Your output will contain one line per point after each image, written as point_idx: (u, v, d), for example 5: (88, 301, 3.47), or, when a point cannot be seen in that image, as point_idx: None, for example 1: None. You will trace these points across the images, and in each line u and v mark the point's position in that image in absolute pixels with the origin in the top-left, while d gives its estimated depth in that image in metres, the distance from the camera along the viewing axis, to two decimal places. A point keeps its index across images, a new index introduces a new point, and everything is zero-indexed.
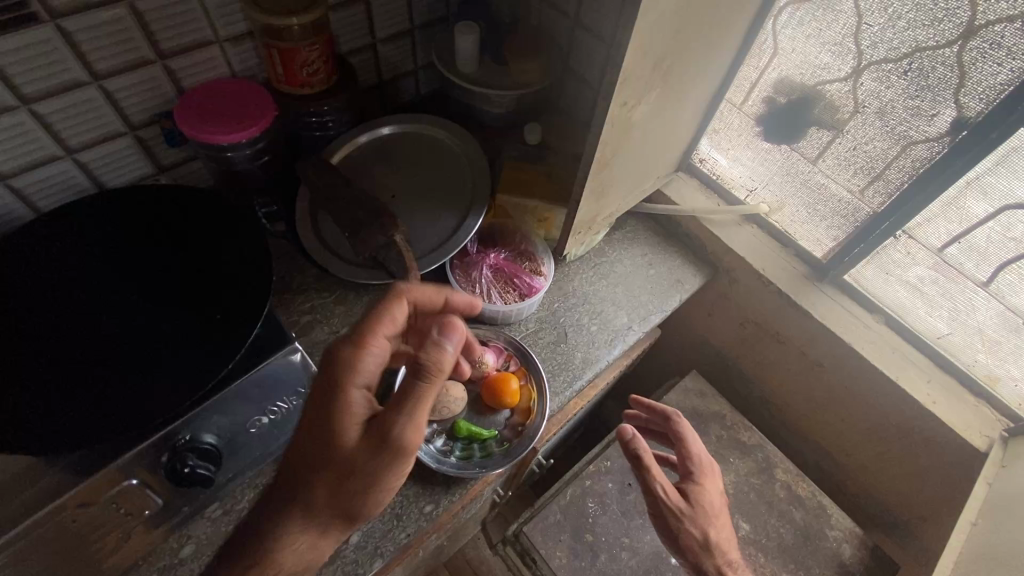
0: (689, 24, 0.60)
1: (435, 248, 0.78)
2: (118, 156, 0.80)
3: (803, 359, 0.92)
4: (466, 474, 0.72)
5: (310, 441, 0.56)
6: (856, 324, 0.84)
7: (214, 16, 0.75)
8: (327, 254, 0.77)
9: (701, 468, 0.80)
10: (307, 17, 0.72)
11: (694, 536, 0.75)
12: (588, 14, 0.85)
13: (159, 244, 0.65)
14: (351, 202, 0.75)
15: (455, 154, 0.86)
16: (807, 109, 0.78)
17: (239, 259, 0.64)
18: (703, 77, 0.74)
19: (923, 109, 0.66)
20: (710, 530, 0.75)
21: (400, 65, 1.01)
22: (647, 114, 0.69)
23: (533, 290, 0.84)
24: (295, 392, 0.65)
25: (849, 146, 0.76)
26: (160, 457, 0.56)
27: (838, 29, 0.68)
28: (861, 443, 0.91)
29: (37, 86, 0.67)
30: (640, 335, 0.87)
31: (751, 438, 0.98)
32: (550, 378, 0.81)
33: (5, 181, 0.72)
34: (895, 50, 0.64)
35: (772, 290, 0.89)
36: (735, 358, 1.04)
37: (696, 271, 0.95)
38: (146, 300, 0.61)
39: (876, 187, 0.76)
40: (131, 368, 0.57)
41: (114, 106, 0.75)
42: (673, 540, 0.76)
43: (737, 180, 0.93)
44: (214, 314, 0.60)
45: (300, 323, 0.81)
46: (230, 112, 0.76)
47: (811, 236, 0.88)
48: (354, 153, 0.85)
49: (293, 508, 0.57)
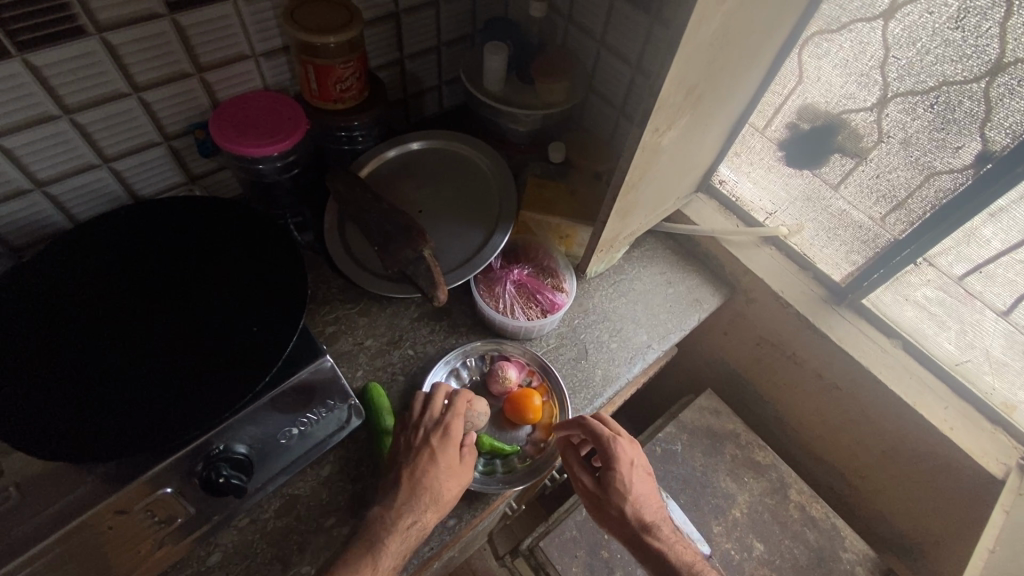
0: (722, 54, 0.61)
1: (463, 264, 0.79)
2: (151, 165, 0.81)
3: (819, 381, 0.93)
4: (488, 490, 0.73)
5: (443, 450, 0.68)
6: (874, 348, 0.85)
7: (252, 32, 0.77)
8: (354, 267, 0.79)
9: (619, 450, 0.75)
10: (344, 36, 0.74)
11: (612, 513, 0.76)
12: (614, 37, 0.86)
13: (195, 255, 0.67)
14: (382, 217, 0.77)
15: (482, 170, 0.88)
16: (831, 136, 0.79)
17: (275, 272, 0.65)
18: (730, 103, 0.75)
19: (948, 141, 0.68)
20: (628, 506, 0.75)
21: (425, 80, 1.03)
22: (676, 139, 0.71)
23: (555, 306, 0.85)
24: (325, 404, 0.66)
25: (873, 174, 0.78)
26: (195, 466, 0.57)
27: (866, 61, 0.70)
28: (875, 466, 0.92)
29: (80, 97, 0.69)
30: (659, 353, 0.88)
31: (766, 458, 0.98)
32: (571, 395, 0.82)
33: (42, 187, 0.73)
34: (922, 83, 0.66)
35: (790, 312, 0.90)
36: (749, 378, 1.05)
37: (714, 291, 0.96)
38: (183, 310, 0.62)
39: (898, 215, 0.78)
40: (169, 378, 0.58)
41: (151, 117, 0.76)
42: (600, 515, 0.77)
43: (757, 202, 0.94)
44: (250, 326, 0.61)
45: (324, 334, 0.82)
46: (264, 126, 0.77)
47: (830, 259, 0.89)
48: (382, 167, 0.87)
49: (426, 503, 0.65)
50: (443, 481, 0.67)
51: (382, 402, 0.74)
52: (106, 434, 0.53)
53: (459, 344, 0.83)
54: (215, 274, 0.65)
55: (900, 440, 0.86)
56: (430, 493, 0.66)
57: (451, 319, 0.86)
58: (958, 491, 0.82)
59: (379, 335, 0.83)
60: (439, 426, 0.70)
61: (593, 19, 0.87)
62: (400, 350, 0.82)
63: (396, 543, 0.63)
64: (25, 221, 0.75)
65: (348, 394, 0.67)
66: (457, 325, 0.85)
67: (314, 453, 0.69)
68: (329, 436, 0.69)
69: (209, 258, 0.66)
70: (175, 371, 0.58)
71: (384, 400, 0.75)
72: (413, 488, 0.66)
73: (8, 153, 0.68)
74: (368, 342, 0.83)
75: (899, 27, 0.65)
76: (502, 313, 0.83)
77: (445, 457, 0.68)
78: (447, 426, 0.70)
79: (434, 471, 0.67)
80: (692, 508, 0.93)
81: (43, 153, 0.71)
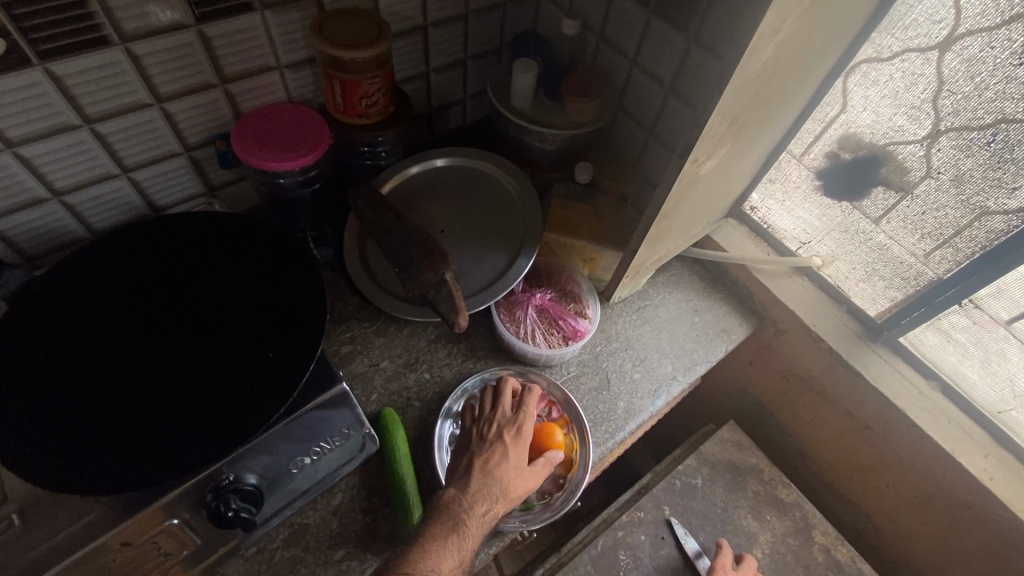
0: (768, 84, 0.58)
1: (485, 288, 0.76)
2: (171, 175, 0.80)
3: (849, 420, 0.89)
4: (504, 527, 0.70)
5: (516, 446, 0.70)
6: (910, 390, 0.81)
7: (279, 44, 0.75)
8: (373, 287, 0.76)
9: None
10: (373, 51, 0.72)
11: None
12: (648, 57, 0.84)
13: (212, 274, 0.65)
14: (404, 237, 0.74)
15: (507, 190, 0.85)
16: (874, 168, 0.76)
17: (293, 295, 0.63)
18: (770, 131, 0.72)
19: (1004, 181, 0.65)
20: None
21: (450, 94, 1.01)
22: (713, 169, 0.68)
23: (578, 333, 0.82)
24: (340, 433, 0.63)
25: (918, 210, 0.74)
26: (204, 496, 0.55)
27: (918, 93, 0.67)
28: (906, 511, 0.88)
29: (101, 106, 0.67)
30: (684, 385, 0.85)
31: (790, 496, 0.95)
32: (592, 428, 0.79)
33: (60, 196, 0.72)
34: (978, 119, 0.63)
35: (822, 347, 0.86)
36: (773, 410, 1.02)
37: (742, 321, 0.92)
38: (198, 332, 0.60)
39: (944, 253, 0.74)
40: (181, 405, 0.56)
41: (173, 128, 0.75)
42: None
43: (790, 231, 0.91)
44: (266, 352, 0.59)
45: (340, 353, 0.80)
46: (287, 139, 0.75)
47: (866, 294, 0.86)
48: (405, 184, 0.85)
49: (500, 493, 0.66)
50: (513, 477, 0.68)
51: (397, 428, 0.72)
52: (114, 463, 0.51)
53: (477, 370, 0.81)
54: (232, 295, 0.63)
55: (935, 487, 0.82)
56: (502, 487, 0.67)
57: (470, 342, 0.83)
58: (996, 545, 0.78)
59: (395, 356, 0.81)
60: (510, 422, 0.72)
61: (627, 38, 0.85)
62: (416, 373, 0.80)
63: (473, 528, 0.62)
64: (42, 230, 0.74)
65: (363, 422, 0.65)
66: (476, 349, 0.83)
67: (326, 481, 0.67)
68: (342, 464, 0.67)
69: (227, 278, 0.65)
70: (188, 397, 0.56)
71: (398, 425, 0.72)
72: (485, 476, 0.67)
73: (27, 162, 0.67)
74: (383, 363, 0.80)
75: (957, 60, 0.62)
76: (523, 339, 0.81)
77: (517, 452, 0.70)
78: (520, 424, 0.72)
79: (506, 464, 0.68)
80: (711, 547, 0.90)
81: (63, 162, 0.69)
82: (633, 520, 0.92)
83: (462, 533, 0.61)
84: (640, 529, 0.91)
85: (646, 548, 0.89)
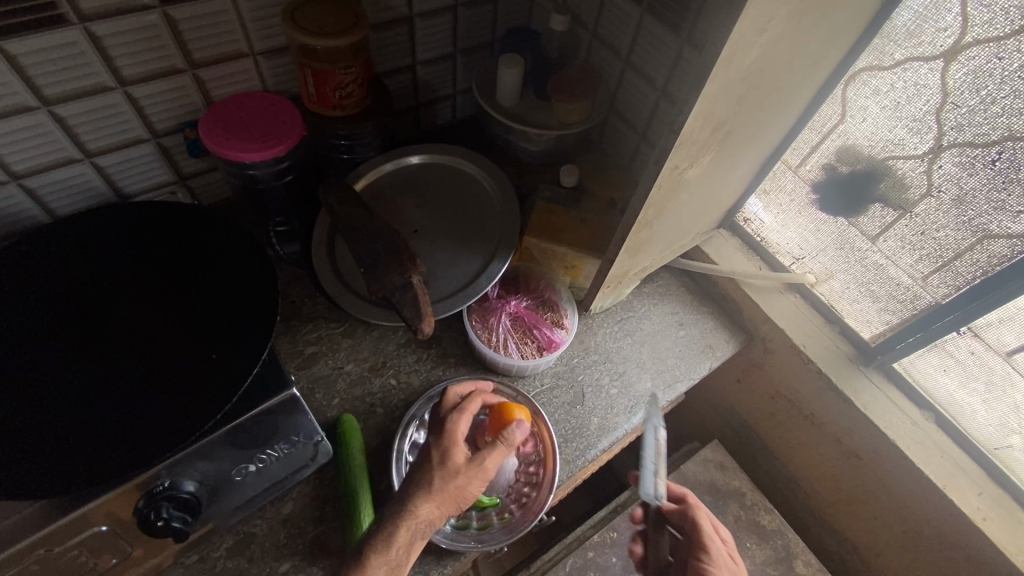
0: (757, 88, 0.54)
1: (455, 293, 0.73)
2: (138, 162, 0.77)
3: (838, 447, 0.85)
4: (457, 547, 0.67)
5: (439, 444, 0.65)
6: (901, 419, 0.77)
7: (252, 29, 0.72)
8: (339, 287, 0.73)
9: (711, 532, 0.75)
10: (346, 40, 0.69)
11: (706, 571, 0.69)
12: (640, 57, 0.80)
13: (165, 270, 0.62)
14: (371, 236, 0.71)
15: (486, 192, 0.82)
16: (872, 183, 0.72)
17: (245, 293, 0.60)
18: (763, 139, 0.68)
19: (1010, 203, 0.60)
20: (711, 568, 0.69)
21: (438, 89, 0.97)
22: (698, 177, 0.64)
23: (553, 343, 0.79)
24: (289, 441, 0.60)
25: (916, 230, 0.70)
26: (136, 503, 0.52)
27: (920, 105, 0.62)
28: (895, 546, 0.83)
29: (60, 88, 0.65)
30: (662, 403, 0.81)
31: (772, 522, 0.90)
32: (561, 444, 0.75)
33: (18, 180, 0.69)
34: (984, 135, 0.59)
35: (812, 370, 0.82)
36: (760, 431, 0.97)
37: (729, 338, 0.88)
38: (143, 329, 0.58)
39: (943, 276, 0.70)
40: (116, 406, 0.53)
41: (139, 113, 0.72)
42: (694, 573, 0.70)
43: (784, 245, 0.86)
44: (211, 353, 0.56)
45: (303, 354, 0.77)
46: (255, 129, 0.72)
47: (860, 315, 0.81)
48: (379, 181, 0.81)
49: (422, 495, 0.61)
50: (438, 473, 0.63)
51: (355, 437, 0.69)
52: (39, 466, 0.49)
53: (446, 379, 0.78)
54: (183, 292, 0.61)
55: (925, 524, 0.77)
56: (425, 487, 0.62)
57: (440, 348, 0.80)
58: None
59: (362, 360, 0.78)
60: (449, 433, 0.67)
61: (620, 37, 0.81)
62: (382, 378, 0.77)
63: (394, 536, 0.59)
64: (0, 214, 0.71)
65: (314, 430, 0.62)
66: (446, 356, 0.80)
67: (275, 489, 0.64)
68: (292, 471, 0.64)
69: (180, 274, 0.62)
70: (125, 397, 0.53)
71: (357, 435, 0.69)
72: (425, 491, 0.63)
73: None
74: (349, 367, 0.77)
75: (963, 71, 0.57)
76: (494, 348, 0.77)
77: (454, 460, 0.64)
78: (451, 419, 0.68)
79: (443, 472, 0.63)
80: None
81: (20, 145, 0.67)
82: (605, 540, 0.88)
83: (381, 544, 0.58)
84: (612, 550, 0.87)
85: (617, 570, 0.86)
